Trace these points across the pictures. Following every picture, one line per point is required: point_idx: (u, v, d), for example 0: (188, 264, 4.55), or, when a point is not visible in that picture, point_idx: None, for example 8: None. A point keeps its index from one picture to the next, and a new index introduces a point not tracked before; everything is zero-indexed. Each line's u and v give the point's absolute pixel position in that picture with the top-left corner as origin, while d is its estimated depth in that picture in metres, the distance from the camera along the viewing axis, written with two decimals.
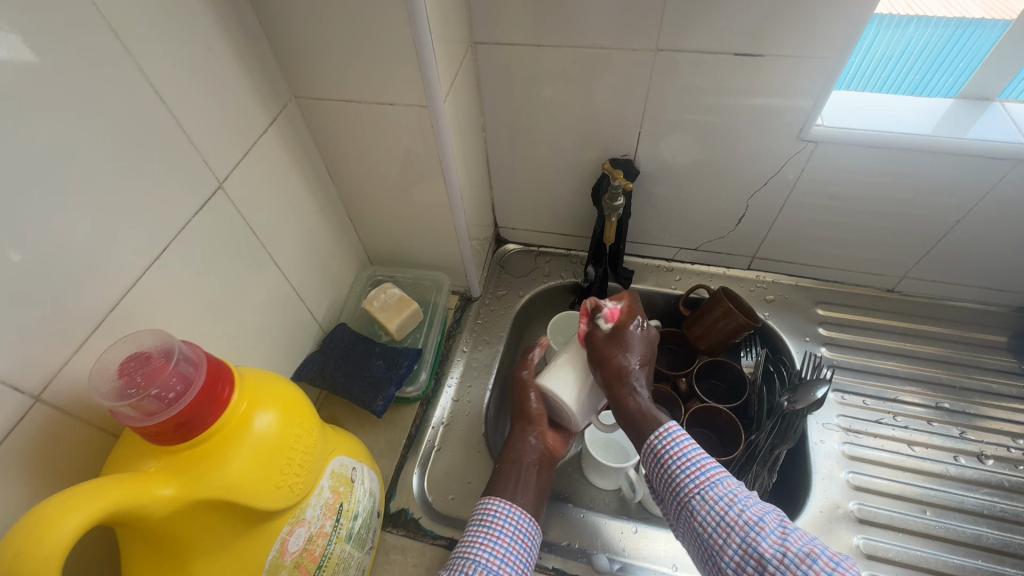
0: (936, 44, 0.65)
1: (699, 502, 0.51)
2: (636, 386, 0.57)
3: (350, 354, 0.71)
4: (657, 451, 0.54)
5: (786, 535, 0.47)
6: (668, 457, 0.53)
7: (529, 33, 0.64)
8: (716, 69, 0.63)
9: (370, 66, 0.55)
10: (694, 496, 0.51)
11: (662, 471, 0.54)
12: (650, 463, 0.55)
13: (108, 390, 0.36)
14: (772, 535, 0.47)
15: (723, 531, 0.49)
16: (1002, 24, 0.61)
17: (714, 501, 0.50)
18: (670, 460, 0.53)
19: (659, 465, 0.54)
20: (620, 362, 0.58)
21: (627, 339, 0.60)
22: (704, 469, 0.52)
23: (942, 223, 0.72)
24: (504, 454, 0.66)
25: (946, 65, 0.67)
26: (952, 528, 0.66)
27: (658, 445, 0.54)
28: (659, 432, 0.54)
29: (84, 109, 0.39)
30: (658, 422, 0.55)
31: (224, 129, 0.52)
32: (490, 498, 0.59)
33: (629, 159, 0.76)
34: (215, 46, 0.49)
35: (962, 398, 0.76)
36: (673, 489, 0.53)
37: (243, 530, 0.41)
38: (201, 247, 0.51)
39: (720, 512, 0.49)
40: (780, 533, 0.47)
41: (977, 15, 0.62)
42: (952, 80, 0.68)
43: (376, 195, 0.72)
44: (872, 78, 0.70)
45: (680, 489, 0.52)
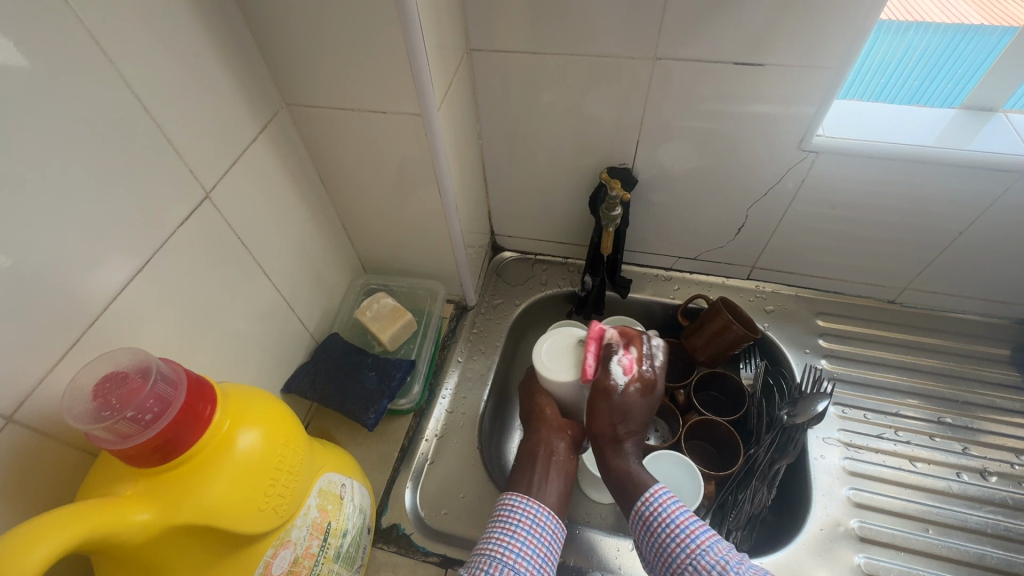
0: (937, 50, 0.64)
1: (692, 571, 0.53)
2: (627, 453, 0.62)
3: (342, 365, 0.70)
4: (645, 518, 0.57)
5: None
6: (657, 524, 0.56)
7: (526, 41, 0.63)
8: (716, 78, 0.62)
9: (362, 73, 0.54)
10: (685, 564, 0.53)
11: (653, 540, 0.56)
12: (639, 531, 0.58)
13: (82, 412, 0.35)
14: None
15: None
16: (1003, 31, 0.60)
17: (707, 569, 0.52)
18: (659, 528, 0.56)
19: (648, 532, 0.57)
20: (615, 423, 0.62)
21: (621, 402, 0.61)
22: (694, 535, 0.54)
23: (945, 234, 0.71)
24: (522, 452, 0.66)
25: (946, 71, 0.66)
26: (955, 547, 0.64)
27: (646, 510, 0.57)
28: (648, 499, 0.58)
29: (65, 118, 0.38)
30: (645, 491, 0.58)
31: (212, 137, 0.50)
32: (510, 497, 0.60)
33: (627, 168, 0.75)
34: (203, 52, 0.48)
35: (964, 412, 0.75)
36: (665, 559, 0.55)
37: (225, 554, 0.40)
38: (188, 258, 0.50)
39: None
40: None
41: (976, 22, 0.61)
42: (951, 86, 0.67)
43: (370, 204, 0.71)
44: (871, 84, 0.68)
45: (672, 558, 0.54)
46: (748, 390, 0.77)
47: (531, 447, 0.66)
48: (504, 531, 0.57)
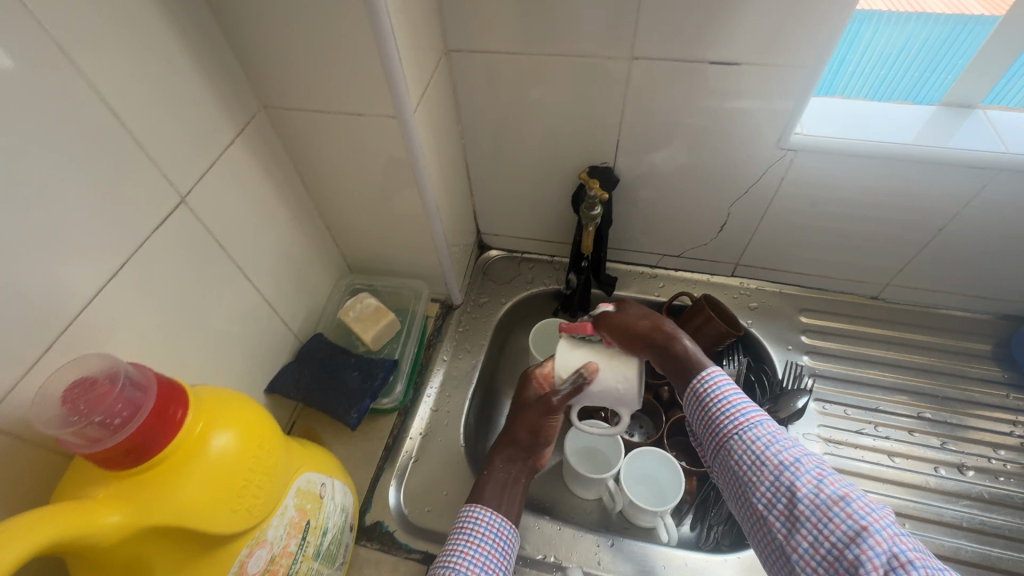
0: (937, 42, 0.64)
1: (738, 442, 0.56)
2: (671, 331, 0.62)
3: (326, 365, 0.71)
4: (698, 395, 0.59)
5: (822, 476, 0.51)
6: (709, 399, 0.58)
7: (504, 41, 0.64)
8: (692, 78, 0.62)
9: (338, 77, 0.55)
10: (732, 436, 0.56)
11: (703, 412, 0.59)
12: (692, 406, 0.60)
13: (51, 418, 0.36)
14: (807, 475, 0.51)
15: (758, 469, 0.54)
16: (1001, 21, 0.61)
17: (752, 442, 0.55)
18: (711, 403, 0.58)
19: (701, 408, 0.59)
20: (638, 325, 0.61)
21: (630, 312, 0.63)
22: (742, 411, 0.57)
23: (926, 231, 0.71)
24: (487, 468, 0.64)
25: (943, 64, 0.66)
26: (931, 541, 0.65)
27: (700, 389, 0.59)
28: (703, 376, 0.59)
29: (34, 127, 0.38)
30: (702, 366, 0.60)
31: (186, 142, 0.51)
32: (474, 509, 0.59)
33: (608, 166, 0.75)
34: (176, 57, 0.48)
35: (944, 407, 0.75)
36: (713, 429, 0.58)
37: (198, 554, 0.41)
38: (164, 261, 0.50)
39: (756, 452, 0.54)
40: (816, 473, 0.51)
41: (977, 11, 0.61)
42: (949, 77, 0.67)
43: (352, 204, 0.71)
44: (870, 76, 0.68)
45: (720, 429, 0.57)
46: (730, 386, 0.78)
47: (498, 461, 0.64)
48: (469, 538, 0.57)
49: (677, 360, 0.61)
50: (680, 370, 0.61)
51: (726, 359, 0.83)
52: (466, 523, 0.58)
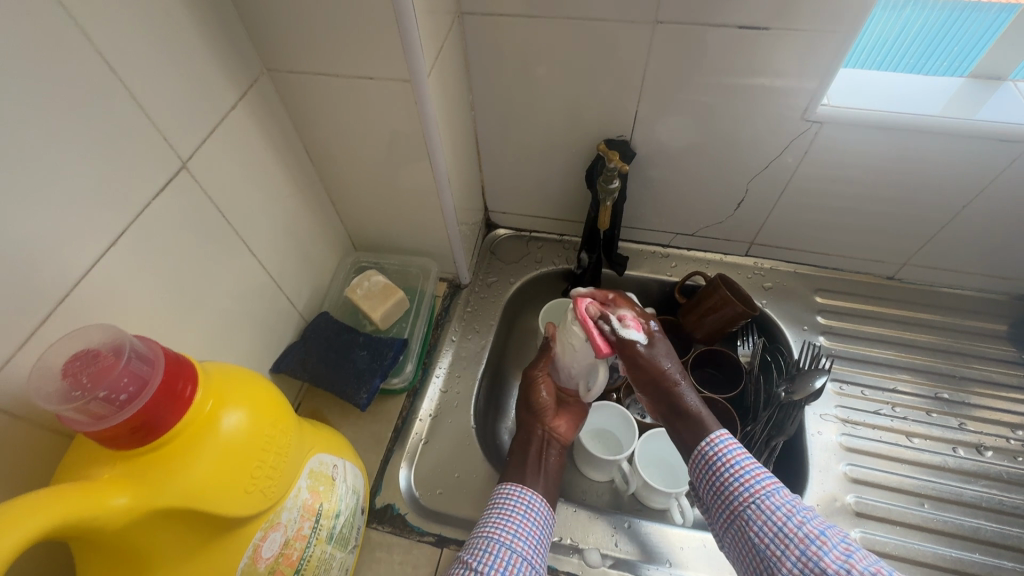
0: (934, 26, 0.63)
1: (755, 512, 0.52)
2: (679, 390, 0.61)
3: (333, 345, 0.68)
4: (708, 458, 0.57)
5: (848, 552, 0.47)
6: (721, 464, 0.56)
7: (520, 3, 0.60)
8: (719, 45, 0.59)
9: (347, 37, 0.51)
10: (749, 505, 0.53)
11: (714, 479, 0.56)
12: (701, 470, 0.57)
13: (50, 392, 0.33)
14: (835, 550, 0.47)
15: (781, 542, 0.50)
16: (998, 7, 0.60)
17: (770, 511, 0.51)
18: (723, 468, 0.56)
19: (711, 472, 0.56)
20: (658, 368, 0.61)
21: (652, 351, 0.62)
22: (757, 481, 0.54)
23: (948, 209, 0.70)
24: (514, 446, 0.66)
25: (940, 49, 0.65)
26: (950, 521, 0.65)
27: (710, 451, 0.57)
28: (711, 439, 0.57)
29: (20, 81, 0.35)
30: (709, 430, 0.58)
31: (186, 104, 0.47)
32: (511, 486, 0.60)
33: (625, 140, 0.72)
34: (174, 11, 0.45)
35: (960, 388, 0.74)
36: (726, 497, 0.55)
37: (209, 538, 0.39)
38: (165, 232, 0.47)
39: (776, 523, 0.51)
40: (842, 548, 0.48)
41: None
42: (947, 63, 0.66)
43: (358, 177, 0.68)
44: (866, 62, 0.67)
45: (733, 497, 0.54)
46: (746, 366, 0.76)
47: (524, 442, 0.66)
48: (500, 518, 0.56)
49: (682, 423, 0.60)
50: (686, 426, 0.59)
51: (740, 340, 0.81)
52: (503, 499, 0.58)
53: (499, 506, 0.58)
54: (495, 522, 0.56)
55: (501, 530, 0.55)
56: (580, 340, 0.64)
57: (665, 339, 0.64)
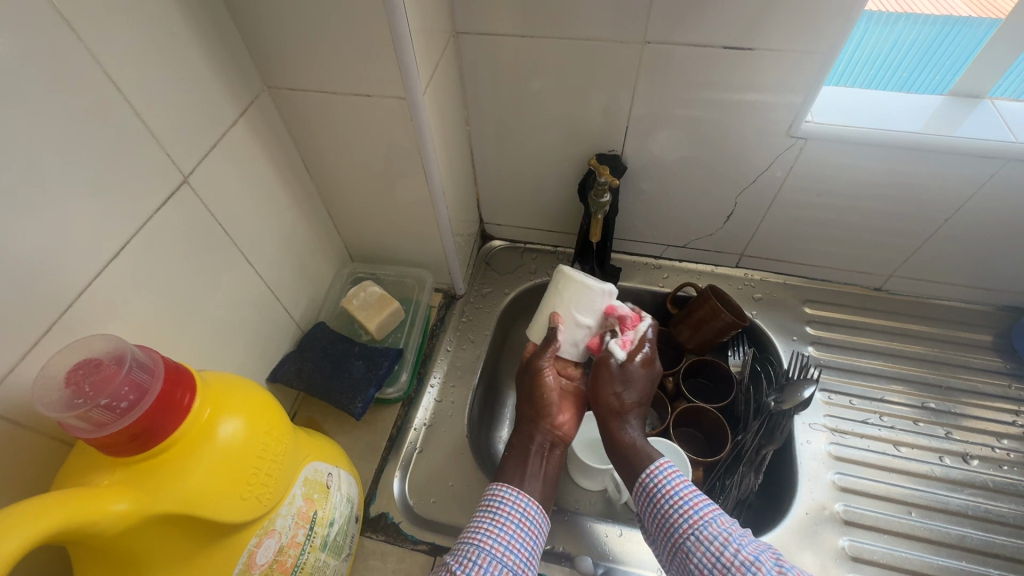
0: (925, 41, 0.65)
1: (694, 543, 0.52)
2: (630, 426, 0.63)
3: (329, 354, 0.69)
4: (649, 490, 0.57)
5: (783, 575, 0.48)
6: (661, 494, 0.56)
7: (513, 24, 0.62)
8: (704, 64, 0.61)
9: (344, 56, 0.53)
10: (688, 536, 0.53)
11: (656, 510, 0.56)
12: (644, 502, 0.58)
13: (54, 400, 0.34)
14: (769, 574, 0.48)
15: (719, 573, 0.50)
16: (989, 23, 0.61)
17: (708, 542, 0.52)
18: (663, 499, 0.56)
19: (653, 504, 0.57)
20: (616, 400, 0.63)
21: (619, 375, 0.64)
22: (698, 507, 0.54)
23: (931, 221, 0.71)
24: (512, 442, 0.65)
25: (933, 63, 0.67)
26: (937, 529, 0.66)
27: (650, 483, 0.57)
28: (650, 470, 0.58)
29: (30, 99, 0.36)
30: (648, 461, 0.59)
31: (189, 121, 0.49)
32: (499, 486, 0.59)
33: (615, 154, 0.74)
34: (178, 31, 0.46)
35: (947, 398, 0.76)
36: (668, 530, 0.55)
37: (204, 544, 0.40)
38: (166, 244, 0.49)
39: (715, 553, 0.51)
40: (776, 571, 0.48)
41: (965, 14, 0.62)
42: (939, 78, 0.68)
43: (355, 190, 0.70)
44: (861, 76, 0.69)
45: (674, 529, 0.54)
46: (736, 376, 0.76)
47: (524, 437, 0.65)
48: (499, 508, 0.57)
49: (623, 456, 0.61)
50: (625, 462, 0.61)
51: (731, 350, 0.83)
52: (492, 499, 0.58)
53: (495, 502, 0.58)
54: (494, 518, 0.56)
55: (494, 539, 0.54)
56: (582, 294, 0.64)
57: (648, 372, 0.65)
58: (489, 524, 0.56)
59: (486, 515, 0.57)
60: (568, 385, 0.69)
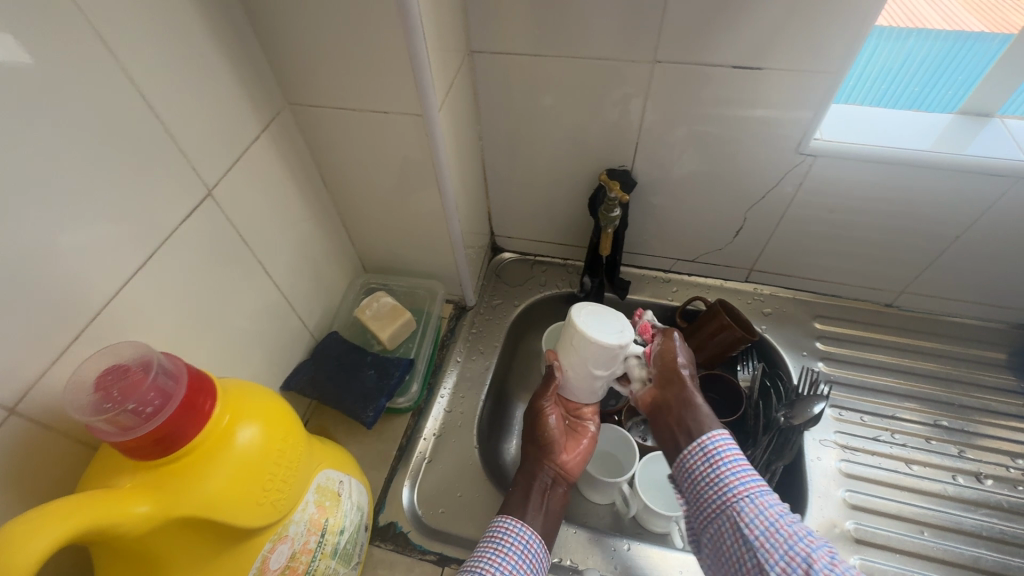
0: (936, 57, 0.65)
1: (748, 505, 0.51)
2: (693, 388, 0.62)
3: (342, 363, 0.70)
4: (709, 449, 0.56)
5: (833, 555, 0.47)
6: (720, 455, 0.55)
7: (527, 43, 0.64)
8: (714, 82, 0.62)
9: (363, 74, 0.55)
10: (742, 498, 0.52)
11: (710, 469, 0.55)
12: (698, 459, 0.56)
13: (84, 405, 0.36)
14: (823, 549, 0.47)
15: (770, 537, 0.49)
16: (1002, 38, 0.61)
17: (763, 507, 0.51)
18: (721, 460, 0.55)
19: (710, 462, 0.55)
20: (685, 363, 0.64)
21: (684, 349, 0.66)
22: (752, 477, 0.53)
23: (943, 238, 0.71)
24: (517, 477, 0.66)
25: (944, 78, 0.67)
26: (950, 549, 0.65)
27: (707, 446, 0.56)
28: (710, 432, 0.57)
29: (68, 115, 0.39)
30: (712, 423, 0.58)
31: (215, 136, 0.51)
32: (503, 515, 0.60)
33: (626, 169, 0.75)
34: (206, 51, 0.49)
35: (960, 416, 0.75)
36: (720, 488, 0.54)
37: (221, 548, 0.40)
38: (189, 255, 0.51)
39: (768, 518, 0.50)
40: (827, 550, 0.47)
41: (976, 28, 0.62)
42: (951, 93, 0.67)
43: (370, 203, 0.71)
44: (871, 90, 0.69)
45: (726, 490, 0.53)
46: (745, 391, 0.75)
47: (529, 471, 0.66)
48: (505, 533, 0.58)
49: (685, 413, 0.60)
50: (690, 420, 0.59)
51: (740, 364, 0.82)
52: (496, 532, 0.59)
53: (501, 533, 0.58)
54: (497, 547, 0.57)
55: (503, 557, 0.56)
56: (593, 344, 0.63)
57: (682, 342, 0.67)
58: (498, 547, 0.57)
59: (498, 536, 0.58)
60: (578, 427, 0.70)
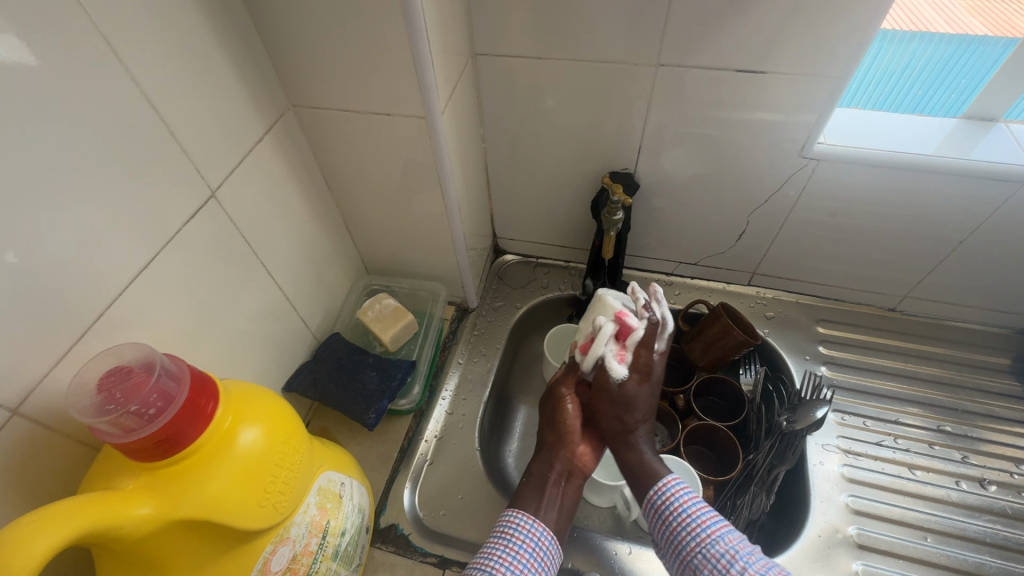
0: (939, 60, 0.64)
1: (701, 560, 0.53)
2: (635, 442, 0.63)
3: (343, 364, 0.70)
4: (657, 506, 0.58)
5: None
6: (668, 511, 0.57)
7: (530, 46, 0.64)
8: (717, 86, 0.62)
9: (367, 77, 0.55)
10: (695, 554, 0.53)
11: (663, 527, 0.57)
12: (652, 518, 0.58)
13: (86, 406, 0.36)
14: None
15: None
16: (1006, 41, 0.60)
17: (715, 559, 0.52)
18: (670, 515, 0.56)
19: (660, 520, 0.57)
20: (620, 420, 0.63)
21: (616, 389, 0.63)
22: (705, 525, 0.54)
23: (946, 242, 0.71)
24: (532, 466, 0.64)
25: (948, 82, 0.67)
26: (953, 556, 0.64)
27: (658, 500, 0.58)
28: (659, 487, 0.58)
29: (74, 117, 0.39)
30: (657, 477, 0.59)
31: (218, 138, 0.51)
32: (512, 511, 0.59)
33: (628, 172, 0.75)
34: (211, 53, 0.49)
35: (963, 421, 0.75)
36: (676, 546, 0.55)
37: (222, 550, 0.40)
38: (192, 256, 0.51)
39: (721, 570, 0.51)
40: None
41: (980, 32, 0.61)
42: (954, 96, 0.67)
43: (372, 204, 0.71)
44: (874, 94, 0.69)
45: (682, 546, 0.54)
46: (748, 395, 0.76)
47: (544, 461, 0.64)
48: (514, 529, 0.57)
49: (637, 474, 0.61)
50: (637, 479, 0.61)
51: (742, 368, 0.81)
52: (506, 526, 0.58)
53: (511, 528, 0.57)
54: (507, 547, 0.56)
55: (512, 557, 0.55)
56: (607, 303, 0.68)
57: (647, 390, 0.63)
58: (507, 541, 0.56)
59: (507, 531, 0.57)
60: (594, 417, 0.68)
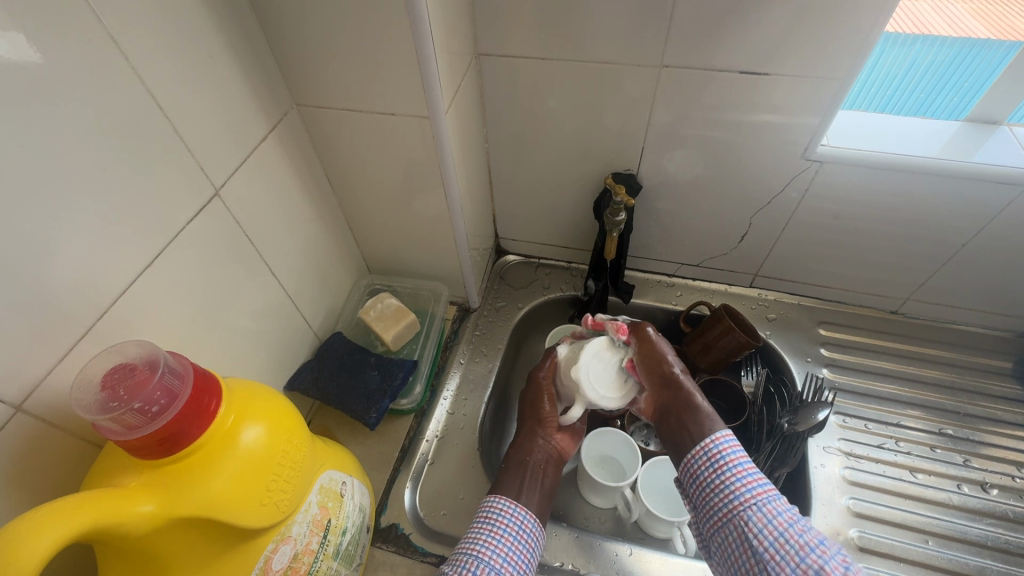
0: (942, 63, 0.64)
1: (755, 514, 0.53)
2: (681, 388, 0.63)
3: (345, 363, 0.70)
4: (711, 456, 0.58)
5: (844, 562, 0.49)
6: (725, 463, 0.57)
7: (534, 47, 0.64)
8: (720, 88, 0.62)
9: (371, 77, 0.55)
10: (750, 507, 0.53)
11: (716, 478, 0.56)
12: (705, 466, 0.58)
13: (90, 403, 0.36)
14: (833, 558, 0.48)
15: (780, 547, 0.50)
16: (1009, 46, 0.60)
17: (771, 516, 0.52)
18: (726, 467, 0.56)
19: (714, 470, 0.57)
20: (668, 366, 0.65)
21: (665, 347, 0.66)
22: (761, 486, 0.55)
23: (949, 245, 0.71)
24: (510, 453, 0.65)
25: (950, 85, 0.67)
26: (954, 559, 0.64)
27: (713, 449, 0.58)
28: (713, 436, 0.59)
29: (79, 116, 0.39)
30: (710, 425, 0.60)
31: (222, 137, 0.51)
32: (495, 496, 0.60)
33: (631, 173, 0.75)
34: (216, 51, 0.49)
35: (965, 425, 0.75)
36: (727, 496, 0.55)
37: (223, 548, 0.40)
38: (195, 254, 0.51)
39: (776, 528, 0.51)
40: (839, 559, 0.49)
41: (982, 36, 0.61)
42: (957, 99, 0.67)
43: (375, 204, 0.72)
44: (876, 97, 0.69)
45: (734, 496, 0.54)
46: (749, 397, 0.77)
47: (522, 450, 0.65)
48: (496, 522, 0.57)
49: (683, 421, 0.61)
50: (690, 427, 0.61)
51: (744, 370, 0.82)
52: (489, 513, 0.58)
53: (494, 517, 0.57)
54: (489, 536, 0.56)
55: (497, 541, 0.55)
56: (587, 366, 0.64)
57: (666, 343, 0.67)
58: (488, 535, 0.56)
59: (492, 523, 0.57)
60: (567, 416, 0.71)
